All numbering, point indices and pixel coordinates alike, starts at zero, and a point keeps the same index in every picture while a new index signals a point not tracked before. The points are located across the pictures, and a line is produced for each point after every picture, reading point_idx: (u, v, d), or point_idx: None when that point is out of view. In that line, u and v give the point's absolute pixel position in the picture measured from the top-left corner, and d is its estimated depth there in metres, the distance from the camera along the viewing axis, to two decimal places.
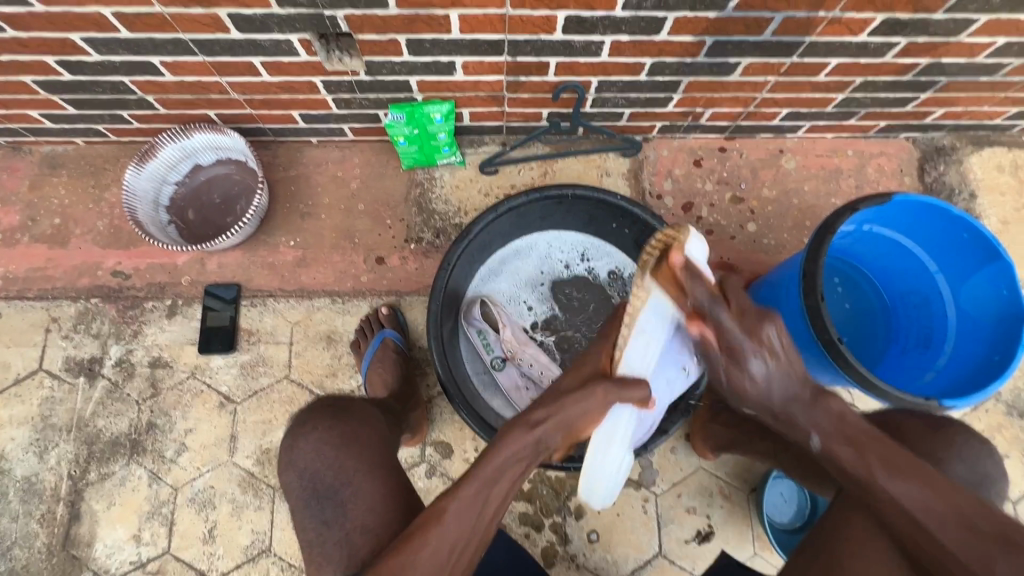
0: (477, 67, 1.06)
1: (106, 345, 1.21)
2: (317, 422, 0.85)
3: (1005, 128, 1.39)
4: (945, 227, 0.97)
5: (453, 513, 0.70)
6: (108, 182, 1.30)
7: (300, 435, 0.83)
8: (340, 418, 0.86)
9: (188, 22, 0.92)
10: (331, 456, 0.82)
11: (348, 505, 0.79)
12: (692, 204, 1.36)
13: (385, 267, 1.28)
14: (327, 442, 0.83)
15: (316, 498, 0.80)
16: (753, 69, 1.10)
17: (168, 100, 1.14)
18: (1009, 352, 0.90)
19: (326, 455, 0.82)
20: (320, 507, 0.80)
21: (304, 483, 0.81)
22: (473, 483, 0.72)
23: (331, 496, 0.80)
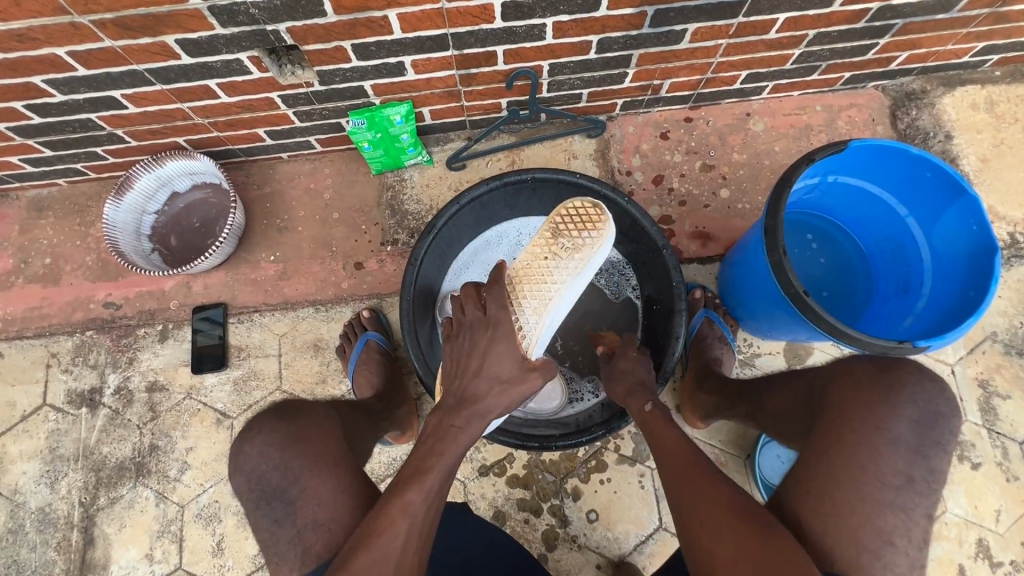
0: (426, 65, 1.08)
1: (104, 375, 1.25)
2: (261, 426, 0.84)
3: (975, 65, 1.36)
4: (909, 168, 0.95)
5: (424, 496, 0.71)
6: (92, 219, 1.34)
7: (244, 440, 0.83)
8: (286, 418, 0.85)
9: (140, 53, 0.95)
10: (276, 457, 0.81)
11: (296, 503, 0.79)
12: (663, 176, 1.35)
13: (364, 271, 1.30)
14: (283, 442, 0.82)
15: (264, 500, 0.80)
16: (701, 34, 1.09)
17: (137, 131, 1.18)
18: (982, 287, 0.88)
19: (274, 455, 0.82)
20: (269, 508, 0.80)
21: (251, 485, 0.81)
22: (439, 467, 0.74)
23: (282, 495, 0.80)
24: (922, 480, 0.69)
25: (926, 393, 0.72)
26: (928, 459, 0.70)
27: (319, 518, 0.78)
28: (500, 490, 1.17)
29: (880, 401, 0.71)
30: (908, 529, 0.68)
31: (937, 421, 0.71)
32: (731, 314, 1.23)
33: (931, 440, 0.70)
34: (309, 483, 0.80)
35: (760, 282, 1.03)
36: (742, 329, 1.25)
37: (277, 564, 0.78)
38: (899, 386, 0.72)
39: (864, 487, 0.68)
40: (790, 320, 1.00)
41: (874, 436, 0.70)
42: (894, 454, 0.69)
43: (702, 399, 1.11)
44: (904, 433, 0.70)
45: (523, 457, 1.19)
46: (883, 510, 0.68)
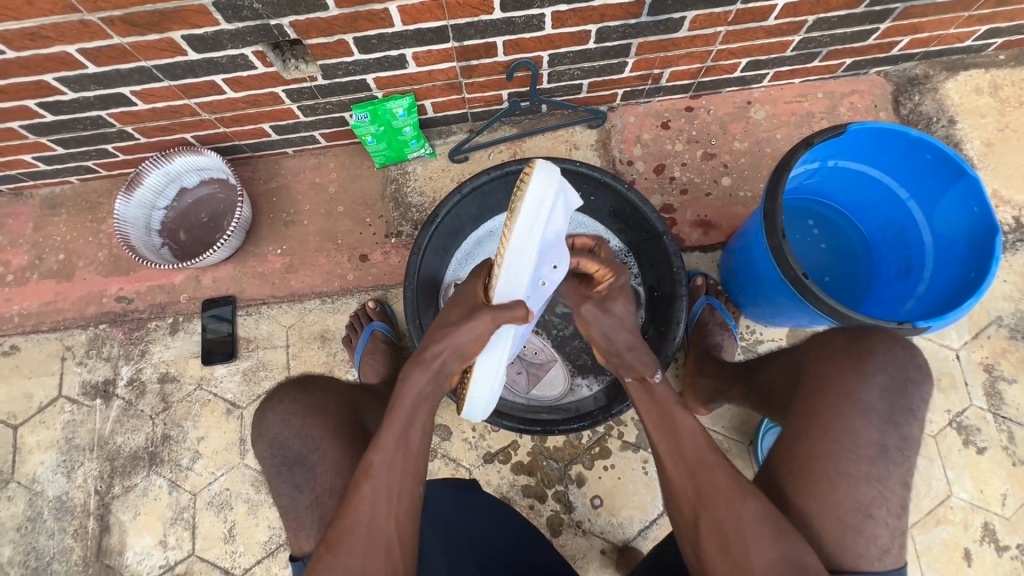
0: (427, 57, 1.09)
1: (118, 367, 1.28)
2: (282, 396, 0.87)
3: (978, 49, 1.35)
4: (909, 150, 0.95)
5: (381, 462, 0.70)
6: (104, 215, 1.37)
7: (266, 409, 0.86)
8: (307, 390, 0.88)
9: (147, 50, 0.97)
10: (297, 424, 0.85)
11: (317, 468, 0.83)
12: (664, 165, 1.36)
13: (368, 263, 1.32)
14: (304, 410, 0.86)
15: (287, 465, 0.84)
16: (699, 22, 1.10)
17: (146, 128, 1.21)
18: (983, 268, 0.88)
19: (294, 424, 0.85)
20: (291, 473, 0.83)
21: (275, 451, 0.84)
22: (391, 429, 0.73)
23: (302, 462, 0.83)
24: (895, 448, 0.70)
25: (897, 361, 0.72)
26: (900, 427, 0.70)
27: (336, 486, 0.82)
28: (505, 476, 1.19)
29: (849, 369, 0.72)
30: (885, 498, 0.68)
31: (906, 389, 0.71)
32: (733, 301, 1.24)
33: (901, 408, 0.70)
34: (330, 447, 0.84)
35: (761, 267, 1.04)
36: (743, 316, 1.25)
37: (297, 528, 0.82)
38: (868, 356, 0.73)
39: (841, 460, 0.69)
40: (792, 305, 1.00)
41: (847, 407, 0.71)
42: (867, 424, 0.70)
43: (703, 383, 1.12)
44: (875, 402, 0.70)
45: (528, 444, 1.20)
46: (861, 483, 0.68)
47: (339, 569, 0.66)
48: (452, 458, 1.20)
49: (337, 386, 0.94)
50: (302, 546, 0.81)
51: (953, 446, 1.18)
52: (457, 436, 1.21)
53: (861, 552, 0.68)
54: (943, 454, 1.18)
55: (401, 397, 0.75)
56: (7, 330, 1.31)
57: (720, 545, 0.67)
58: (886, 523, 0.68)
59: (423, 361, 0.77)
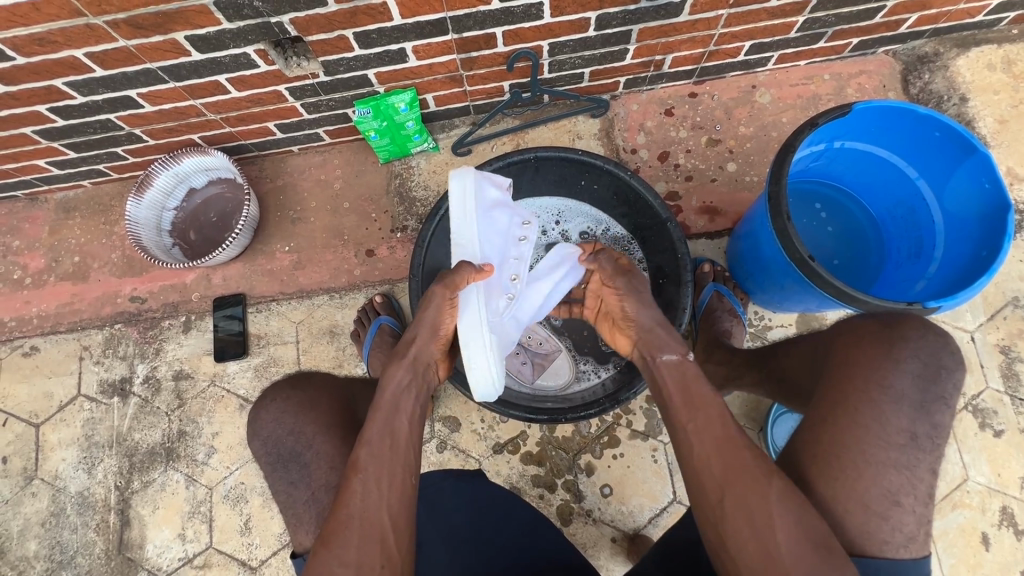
0: (428, 50, 1.10)
1: (133, 366, 1.31)
2: (275, 395, 0.91)
3: (990, 24, 1.32)
4: (917, 128, 0.94)
5: (369, 454, 0.71)
6: (117, 218, 1.40)
7: (260, 408, 0.90)
8: (299, 387, 0.93)
9: (153, 51, 0.99)
10: (289, 423, 0.89)
11: (311, 465, 0.85)
12: (669, 153, 1.35)
13: (375, 258, 1.34)
14: (295, 408, 0.90)
15: (281, 463, 0.87)
16: (700, 5, 1.09)
17: (154, 130, 1.23)
18: (995, 246, 0.87)
19: (287, 421, 0.89)
20: (286, 470, 0.86)
21: (267, 449, 0.88)
22: (376, 422, 0.75)
23: (296, 458, 0.86)
24: (926, 436, 0.68)
25: (930, 347, 0.70)
26: (932, 415, 0.69)
27: (331, 481, 0.84)
28: (514, 467, 1.20)
29: (882, 356, 0.71)
30: (914, 486, 0.68)
31: (940, 375, 0.69)
32: (741, 288, 1.23)
33: (933, 395, 0.69)
34: (322, 445, 0.87)
35: (767, 252, 1.03)
36: (752, 303, 1.24)
37: (295, 525, 0.84)
38: (900, 341, 0.71)
39: (865, 447, 0.68)
40: (799, 288, 1.00)
41: (878, 394, 0.70)
42: (898, 412, 0.69)
43: (712, 369, 1.11)
44: (907, 388, 0.69)
45: (537, 434, 1.21)
46: (889, 470, 0.68)
47: (336, 562, 0.64)
48: (462, 449, 1.21)
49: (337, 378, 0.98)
50: (303, 541, 0.83)
51: (969, 429, 1.16)
52: (467, 428, 1.22)
53: (887, 539, 0.67)
54: (959, 438, 1.16)
55: (383, 389, 0.79)
56: (27, 332, 1.35)
57: (716, 538, 0.66)
58: (904, 510, 0.67)
59: (402, 354, 0.84)
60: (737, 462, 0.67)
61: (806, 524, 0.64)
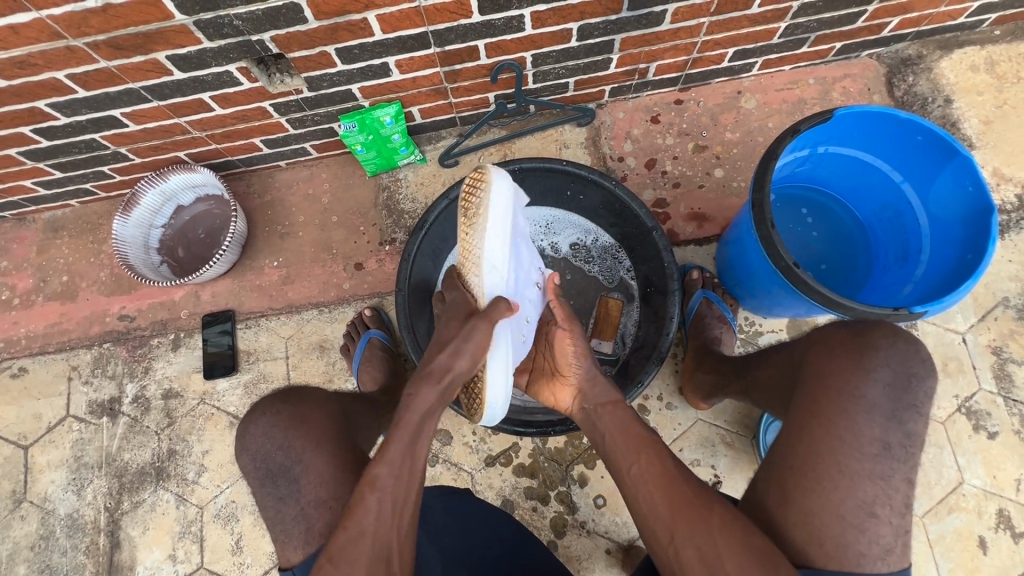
0: (411, 64, 1.10)
1: (122, 385, 1.30)
2: (266, 408, 0.85)
3: (972, 26, 1.33)
4: (899, 132, 0.94)
5: (387, 473, 0.70)
6: (105, 236, 1.40)
7: (250, 422, 0.84)
8: (289, 400, 0.87)
9: (134, 71, 0.99)
10: (280, 437, 0.83)
11: (301, 481, 0.81)
12: (656, 160, 1.35)
13: (364, 271, 1.33)
14: (286, 422, 0.84)
15: (270, 478, 0.81)
16: (681, 14, 1.09)
17: (139, 148, 1.23)
18: (980, 249, 0.86)
19: (277, 436, 0.83)
20: (275, 485, 0.81)
21: (256, 465, 0.82)
22: (400, 441, 0.73)
23: (286, 473, 0.81)
24: (899, 445, 0.68)
25: (899, 355, 0.70)
26: (904, 423, 0.68)
27: (322, 496, 0.80)
28: (507, 479, 1.19)
29: (852, 365, 0.70)
30: (890, 497, 0.67)
31: (910, 383, 0.69)
32: (730, 294, 1.23)
33: (905, 404, 0.69)
34: (313, 459, 0.82)
35: (755, 258, 1.03)
36: (742, 308, 1.24)
37: (283, 541, 0.79)
38: (870, 350, 0.71)
39: (839, 457, 0.68)
40: (788, 295, 0.99)
41: (847, 402, 0.69)
42: (870, 421, 0.68)
43: (701, 377, 1.12)
44: (878, 398, 0.68)
45: (528, 445, 1.20)
46: (863, 480, 0.67)
47: None
48: (453, 462, 1.20)
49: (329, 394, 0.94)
50: (292, 558, 0.79)
51: (963, 432, 1.16)
52: (458, 441, 1.21)
53: (864, 552, 0.66)
54: (953, 440, 1.15)
55: (409, 409, 0.77)
56: (16, 353, 1.34)
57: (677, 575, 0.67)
58: (878, 522, 0.66)
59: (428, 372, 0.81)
60: (675, 494, 0.71)
61: (751, 545, 0.63)
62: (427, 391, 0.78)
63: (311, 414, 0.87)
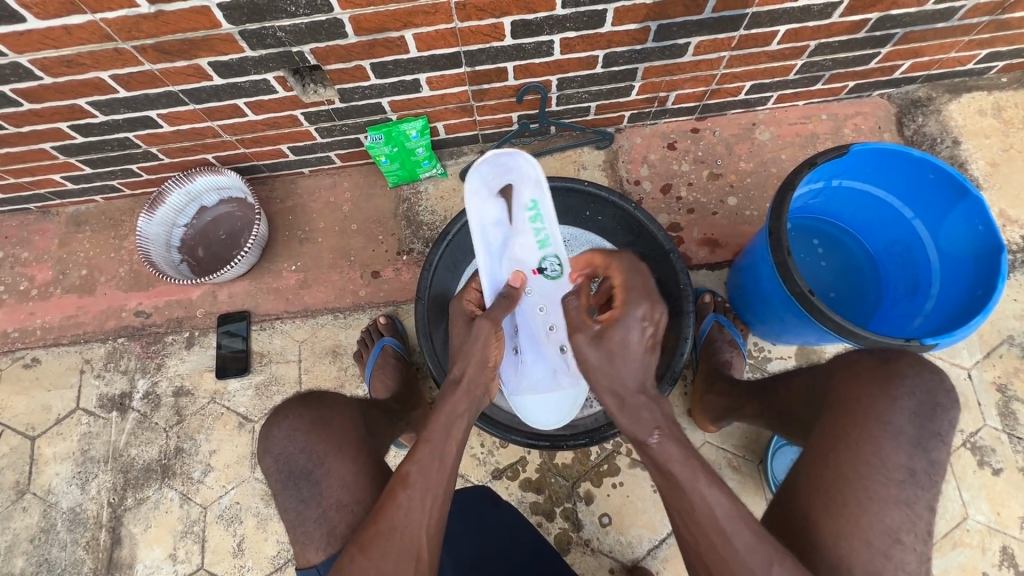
0: (441, 81, 1.14)
1: (134, 380, 1.31)
2: (289, 411, 0.86)
3: (980, 72, 1.38)
4: (912, 170, 0.97)
5: (417, 474, 0.72)
6: (126, 232, 1.42)
7: (271, 425, 0.85)
8: (312, 405, 0.88)
9: (175, 75, 1.02)
10: (303, 440, 0.84)
11: (323, 483, 0.83)
12: (671, 185, 1.38)
13: (380, 279, 1.35)
14: (309, 426, 0.85)
15: (293, 480, 0.83)
16: (703, 47, 1.13)
17: (170, 148, 1.26)
18: (990, 286, 0.89)
19: (300, 439, 0.84)
20: (297, 488, 0.83)
21: (280, 468, 0.84)
22: (428, 445, 0.74)
23: (307, 476, 0.83)
24: (924, 472, 0.70)
25: (925, 385, 0.72)
26: (928, 451, 0.70)
27: (343, 500, 0.83)
28: (513, 493, 1.19)
29: (877, 393, 0.73)
30: (914, 523, 0.68)
31: (936, 412, 0.71)
32: (741, 319, 1.25)
33: (930, 432, 0.71)
34: (334, 464, 0.84)
35: (767, 285, 1.04)
36: (752, 334, 1.26)
37: (304, 542, 0.82)
38: (896, 378, 0.73)
39: (869, 482, 0.70)
40: (800, 322, 1.00)
41: (876, 428, 0.71)
42: (895, 448, 0.70)
43: (712, 400, 1.12)
44: (905, 425, 0.71)
45: (536, 460, 1.20)
46: (889, 506, 0.69)
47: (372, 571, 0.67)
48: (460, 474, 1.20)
49: (348, 399, 0.96)
50: (312, 558, 0.82)
51: (968, 467, 1.17)
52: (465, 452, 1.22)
53: None
54: (959, 475, 1.16)
55: (438, 412, 0.78)
56: (30, 343, 1.35)
57: None
58: (898, 548, 0.67)
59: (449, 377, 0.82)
60: None
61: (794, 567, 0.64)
62: (458, 399, 0.79)
63: (334, 416, 0.88)
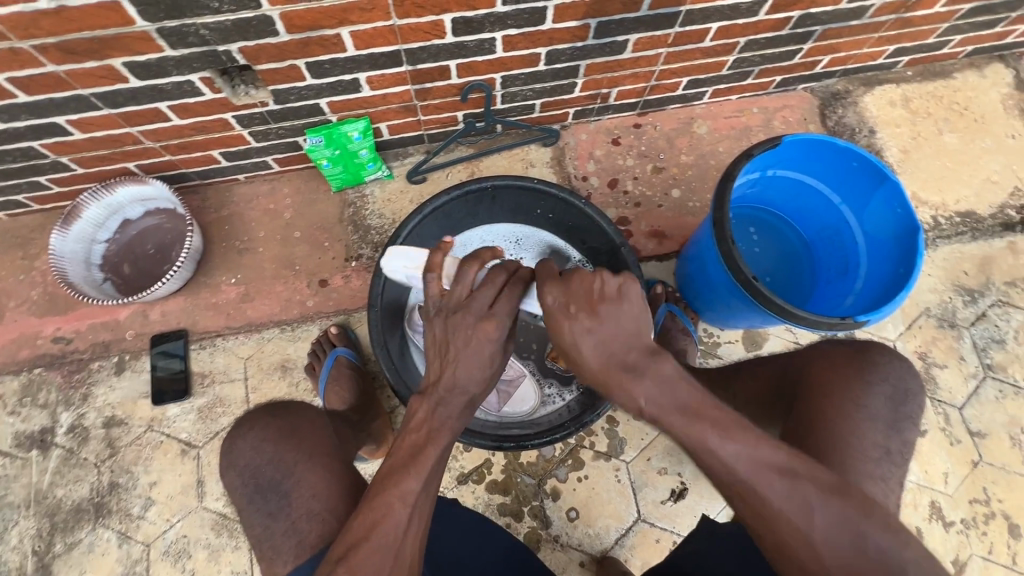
0: (381, 81, 1.10)
1: (56, 414, 1.19)
2: (254, 423, 0.88)
3: (889, 66, 1.49)
4: (837, 159, 1.04)
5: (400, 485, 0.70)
6: (36, 251, 1.28)
7: (238, 436, 0.87)
8: (282, 415, 0.89)
9: (85, 77, 0.93)
10: (270, 451, 0.85)
11: (292, 495, 0.82)
12: (618, 180, 1.41)
13: (329, 288, 1.30)
14: (276, 436, 0.86)
15: (259, 493, 0.83)
16: (642, 44, 1.16)
17: (84, 158, 1.15)
18: (910, 264, 0.97)
19: (267, 450, 0.85)
20: (265, 500, 0.82)
21: (246, 480, 0.84)
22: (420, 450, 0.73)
23: (276, 487, 0.83)
24: (897, 451, 0.81)
25: (897, 371, 0.86)
26: (902, 432, 0.82)
27: (313, 508, 0.81)
28: (480, 497, 1.18)
29: (857, 377, 0.84)
30: (886, 493, 0.78)
31: (908, 397, 0.84)
32: (692, 308, 1.28)
33: (903, 414, 0.82)
34: (304, 473, 0.84)
35: (712, 273, 1.07)
36: (702, 321, 1.29)
37: (271, 558, 0.80)
38: (871, 365, 0.85)
39: (840, 451, 0.79)
40: (745, 308, 1.04)
41: (854, 409, 0.82)
42: (875, 430, 0.80)
43: None
44: (881, 408, 0.82)
45: (501, 461, 1.20)
46: (866, 479, 0.78)
47: None
48: None
49: (304, 413, 0.92)
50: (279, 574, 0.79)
51: None
52: None
53: None
54: None
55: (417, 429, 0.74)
56: None
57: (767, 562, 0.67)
58: None
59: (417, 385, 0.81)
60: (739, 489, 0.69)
61: None
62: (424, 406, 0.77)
63: (301, 424, 0.89)
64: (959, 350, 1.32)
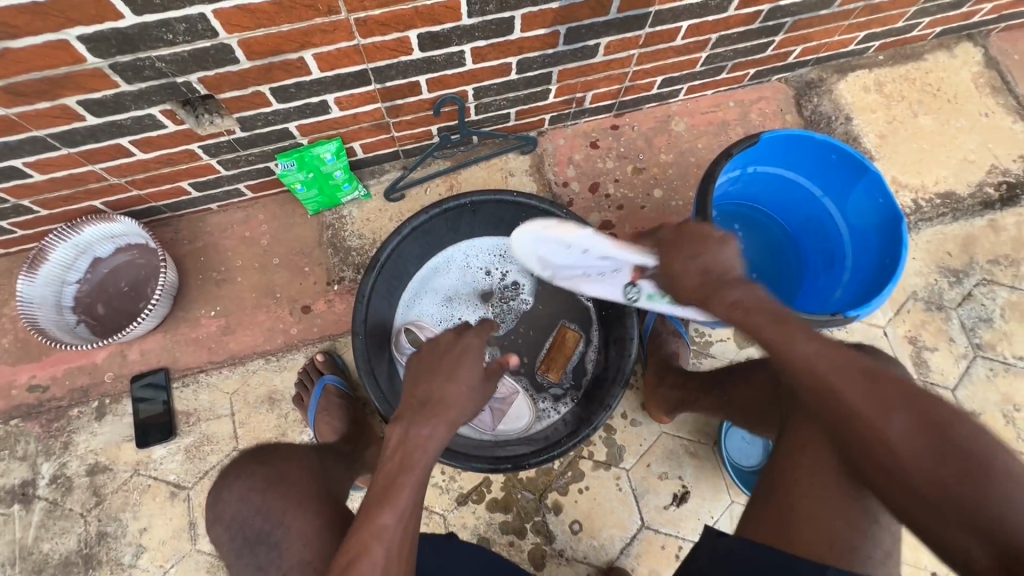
0: (350, 101, 1.07)
1: (37, 466, 1.15)
2: (240, 471, 0.86)
3: (860, 52, 1.49)
4: (816, 152, 1.03)
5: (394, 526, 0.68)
6: (4, 297, 1.24)
7: (223, 487, 0.85)
8: (267, 462, 0.87)
9: (39, 118, 0.89)
10: (257, 500, 0.83)
11: (282, 544, 0.81)
12: (599, 183, 1.40)
13: (312, 313, 1.27)
14: (263, 483, 0.85)
15: (249, 546, 0.82)
16: (613, 46, 1.14)
17: (47, 199, 1.11)
18: (895, 254, 0.97)
19: (253, 499, 0.83)
20: (255, 553, 0.82)
21: (233, 533, 0.83)
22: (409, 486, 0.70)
23: (267, 538, 0.82)
24: None
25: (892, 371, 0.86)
26: None
27: (304, 557, 0.80)
28: (481, 516, 1.16)
29: None
30: None
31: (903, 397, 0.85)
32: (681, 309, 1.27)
33: None
34: (293, 523, 0.82)
35: None
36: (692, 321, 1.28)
37: None
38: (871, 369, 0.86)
39: None
40: None
41: None
42: None
43: (665, 394, 1.13)
44: None
45: (500, 479, 1.18)
46: None
47: None
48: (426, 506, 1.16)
49: (292, 453, 0.90)
50: None
51: None
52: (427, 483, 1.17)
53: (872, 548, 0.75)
54: None
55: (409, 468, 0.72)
56: None
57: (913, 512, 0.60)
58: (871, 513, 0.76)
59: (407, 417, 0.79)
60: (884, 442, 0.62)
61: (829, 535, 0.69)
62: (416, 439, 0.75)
63: (288, 472, 0.87)
64: (948, 331, 1.33)
